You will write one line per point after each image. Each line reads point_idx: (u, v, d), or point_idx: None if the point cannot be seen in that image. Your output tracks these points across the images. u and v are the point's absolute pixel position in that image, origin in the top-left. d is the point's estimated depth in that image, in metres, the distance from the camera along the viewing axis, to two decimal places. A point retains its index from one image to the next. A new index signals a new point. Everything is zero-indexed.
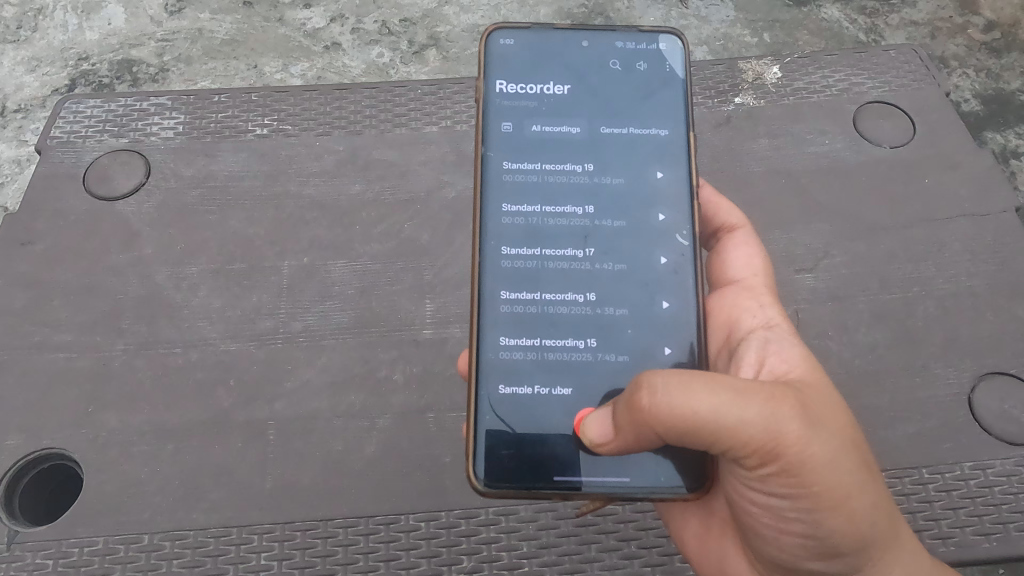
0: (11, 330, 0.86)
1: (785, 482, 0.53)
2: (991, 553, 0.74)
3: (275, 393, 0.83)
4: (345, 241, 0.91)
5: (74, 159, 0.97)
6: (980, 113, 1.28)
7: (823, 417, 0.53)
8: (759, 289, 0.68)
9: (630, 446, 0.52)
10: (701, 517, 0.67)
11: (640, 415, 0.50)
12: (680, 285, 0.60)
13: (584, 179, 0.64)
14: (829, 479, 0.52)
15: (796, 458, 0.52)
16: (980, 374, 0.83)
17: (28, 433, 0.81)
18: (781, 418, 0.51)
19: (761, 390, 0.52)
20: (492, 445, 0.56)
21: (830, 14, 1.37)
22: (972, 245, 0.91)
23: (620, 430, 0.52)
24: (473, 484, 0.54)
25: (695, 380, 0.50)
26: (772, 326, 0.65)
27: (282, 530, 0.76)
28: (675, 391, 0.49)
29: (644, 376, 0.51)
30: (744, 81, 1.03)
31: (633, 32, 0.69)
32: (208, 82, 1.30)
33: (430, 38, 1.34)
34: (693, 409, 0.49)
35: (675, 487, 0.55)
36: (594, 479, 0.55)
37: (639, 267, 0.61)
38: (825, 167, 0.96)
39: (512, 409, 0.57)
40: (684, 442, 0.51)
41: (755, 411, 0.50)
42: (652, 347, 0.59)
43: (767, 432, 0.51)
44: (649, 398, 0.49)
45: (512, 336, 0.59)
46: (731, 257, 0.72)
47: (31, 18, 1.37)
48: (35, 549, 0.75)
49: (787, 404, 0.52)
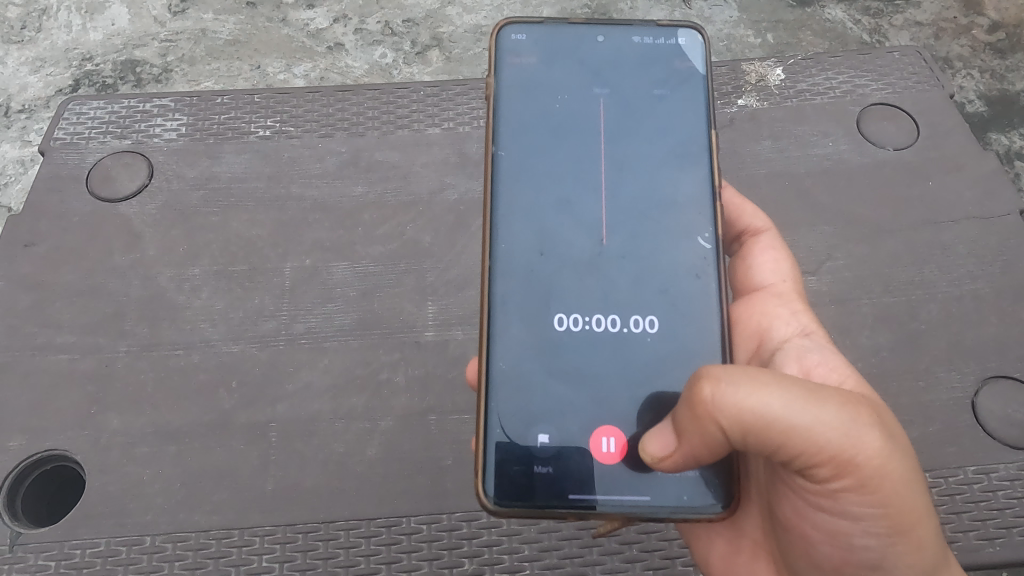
0: (14, 331, 0.86)
1: (850, 495, 0.51)
2: (994, 558, 0.74)
3: (277, 395, 0.83)
4: (348, 243, 0.91)
5: (77, 160, 0.97)
6: (984, 114, 1.27)
7: (896, 430, 0.52)
8: (788, 294, 0.68)
9: (689, 447, 0.50)
10: (729, 538, 0.65)
11: (712, 417, 0.48)
12: (702, 288, 0.60)
13: (600, 180, 0.64)
14: (900, 498, 0.51)
15: (868, 472, 0.50)
16: (984, 378, 0.83)
17: (31, 434, 0.81)
18: (859, 428, 0.49)
19: (836, 394, 0.50)
20: (503, 460, 0.55)
21: (834, 15, 1.36)
22: (976, 248, 0.90)
23: (682, 428, 0.50)
24: (483, 502, 0.54)
25: (767, 377, 0.49)
26: (807, 334, 0.65)
27: (283, 532, 0.76)
28: (747, 385, 0.48)
29: (712, 368, 0.49)
30: (747, 82, 1.03)
31: (650, 25, 0.69)
32: (212, 82, 1.30)
33: (433, 39, 1.34)
34: (764, 405, 0.48)
35: (699, 507, 0.53)
36: (612, 498, 0.54)
37: (658, 271, 0.61)
38: (829, 169, 0.95)
39: (524, 416, 0.56)
40: (751, 444, 0.49)
41: (831, 416, 0.49)
42: (672, 353, 0.58)
43: (843, 440, 0.49)
44: (722, 398, 0.47)
45: (524, 341, 0.59)
46: (759, 262, 0.72)
47: (36, 18, 1.37)
48: (37, 550, 0.75)
49: (863, 412, 0.50)
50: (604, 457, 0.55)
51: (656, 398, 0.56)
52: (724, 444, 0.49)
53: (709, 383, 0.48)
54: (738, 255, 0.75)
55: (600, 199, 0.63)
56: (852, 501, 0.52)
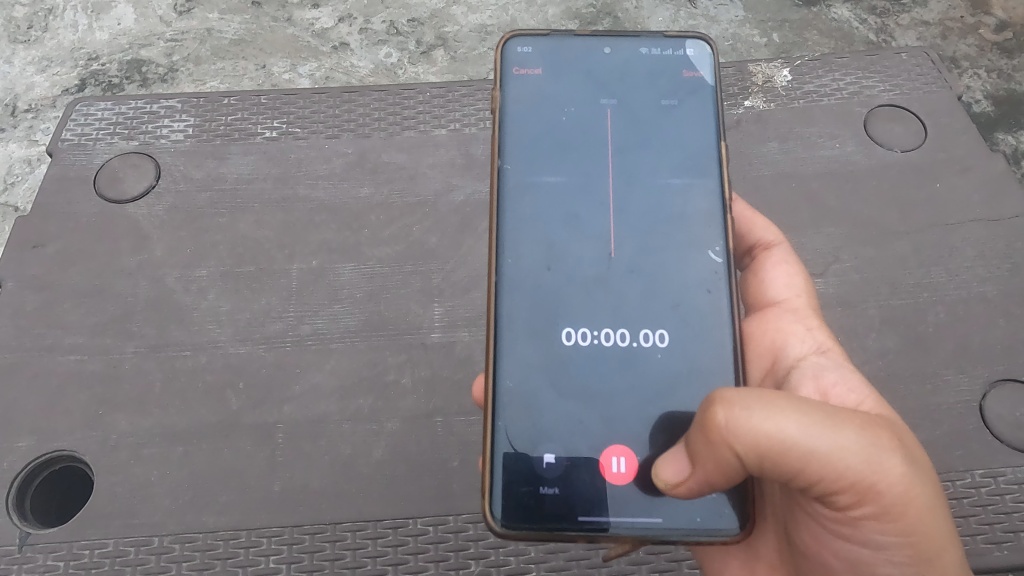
0: (24, 331, 0.86)
1: (871, 522, 0.52)
2: (1000, 562, 0.74)
3: (284, 396, 0.83)
4: (354, 244, 0.91)
5: (85, 161, 0.97)
6: (991, 114, 1.27)
7: (917, 454, 0.52)
8: (802, 310, 0.68)
9: (703, 473, 0.50)
10: (744, 560, 0.64)
11: (724, 440, 0.48)
12: (713, 303, 0.60)
13: (609, 193, 0.64)
14: (923, 525, 0.50)
15: (889, 498, 0.50)
16: (991, 381, 0.83)
17: (39, 434, 0.81)
18: (878, 452, 0.49)
19: (853, 417, 0.50)
20: (510, 481, 0.55)
21: (840, 15, 1.36)
22: (983, 250, 0.90)
23: (695, 454, 0.50)
24: (491, 525, 0.53)
25: (782, 401, 0.49)
26: (823, 351, 0.64)
27: (291, 533, 0.77)
28: (761, 410, 0.48)
29: (725, 391, 0.49)
30: (754, 84, 1.03)
31: (658, 36, 0.69)
32: (218, 82, 1.30)
33: (438, 38, 1.34)
34: (779, 430, 0.48)
35: (713, 529, 0.53)
36: (623, 519, 0.54)
37: (669, 287, 0.61)
38: (835, 171, 0.95)
39: (533, 433, 0.56)
40: (768, 469, 0.49)
41: (849, 440, 0.49)
42: (684, 369, 0.58)
43: (862, 465, 0.49)
44: (733, 421, 0.47)
45: (531, 357, 0.59)
46: (773, 276, 0.72)
47: (42, 18, 1.37)
48: (46, 551, 0.76)
49: (882, 436, 0.50)
50: (616, 477, 0.55)
51: (667, 416, 0.56)
52: (740, 470, 0.49)
53: (722, 407, 0.48)
54: (750, 268, 0.75)
55: (609, 214, 0.63)
56: (873, 527, 0.52)
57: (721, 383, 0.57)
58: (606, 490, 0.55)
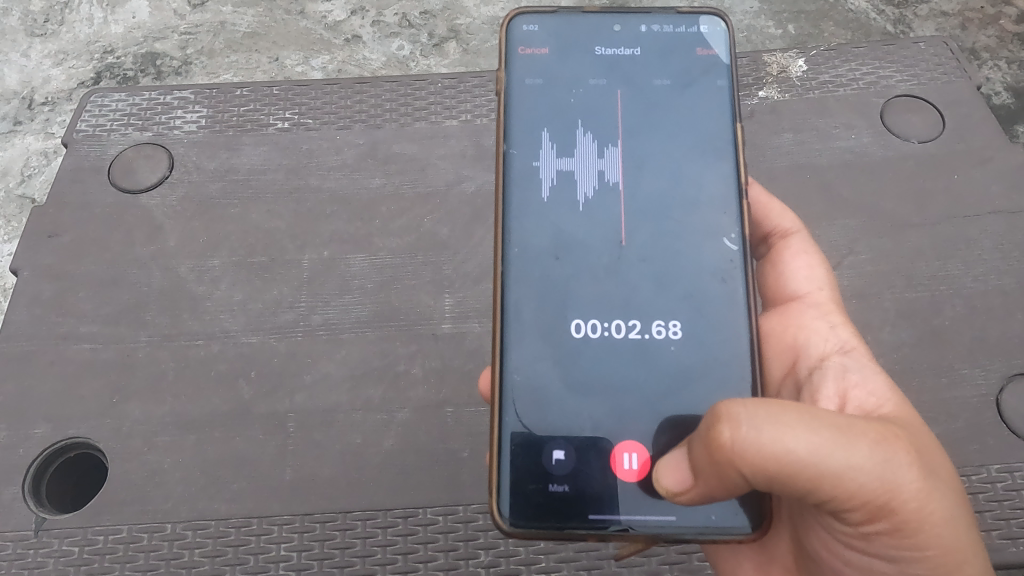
0: (39, 320, 0.87)
1: (885, 537, 0.51)
2: (1017, 557, 0.73)
3: (295, 385, 0.83)
4: (365, 235, 0.92)
5: (99, 152, 0.98)
6: (1011, 106, 1.25)
7: (937, 466, 0.51)
8: (824, 306, 0.67)
9: (708, 487, 0.49)
10: (758, 562, 0.64)
11: (726, 457, 0.46)
12: (730, 293, 0.59)
13: (578, 179, 0.63)
14: (940, 540, 0.50)
15: (904, 513, 0.49)
16: (1010, 375, 0.82)
17: (53, 422, 0.82)
18: (893, 467, 0.48)
19: (868, 430, 0.49)
20: (518, 479, 0.55)
21: (857, 5, 1.34)
22: (1002, 243, 0.89)
23: (701, 470, 0.49)
24: (497, 523, 0.53)
25: (791, 417, 0.47)
26: (844, 349, 0.63)
27: (301, 521, 0.77)
28: (770, 428, 0.46)
29: (731, 407, 0.47)
30: (768, 74, 1.01)
31: (670, 12, 0.68)
32: (231, 74, 1.30)
33: (450, 30, 1.34)
34: (788, 451, 0.46)
35: (727, 528, 0.53)
36: (636, 517, 0.54)
37: (684, 278, 0.60)
38: (851, 162, 0.94)
39: (539, 426, 0.56)
40: (776, 487, 0.48)
41: (863, 457, 0.47)
42: (697, 360, 0.58)
43: (878, 483, 0.48)
44: (736, 437, 0.46)
45: (538, 347, 0.58)
46: (793, 269, 0.71)
47: (58, 12, 1.38)
48: (61, 536, 0.77)
49: (898, 450, 0.49)
50: (626, 474, 0.55)
51: (680, 410, 0.56)
52: (746, 486, 0.48)
53: (727, 425, 0.46)
54: (770, 260, 0.74)
55: (620, 202, 0.63)
56: (888, 542, 0.51)
57: (735, 374, 0.57)
58: (615, 484, 0.54)
